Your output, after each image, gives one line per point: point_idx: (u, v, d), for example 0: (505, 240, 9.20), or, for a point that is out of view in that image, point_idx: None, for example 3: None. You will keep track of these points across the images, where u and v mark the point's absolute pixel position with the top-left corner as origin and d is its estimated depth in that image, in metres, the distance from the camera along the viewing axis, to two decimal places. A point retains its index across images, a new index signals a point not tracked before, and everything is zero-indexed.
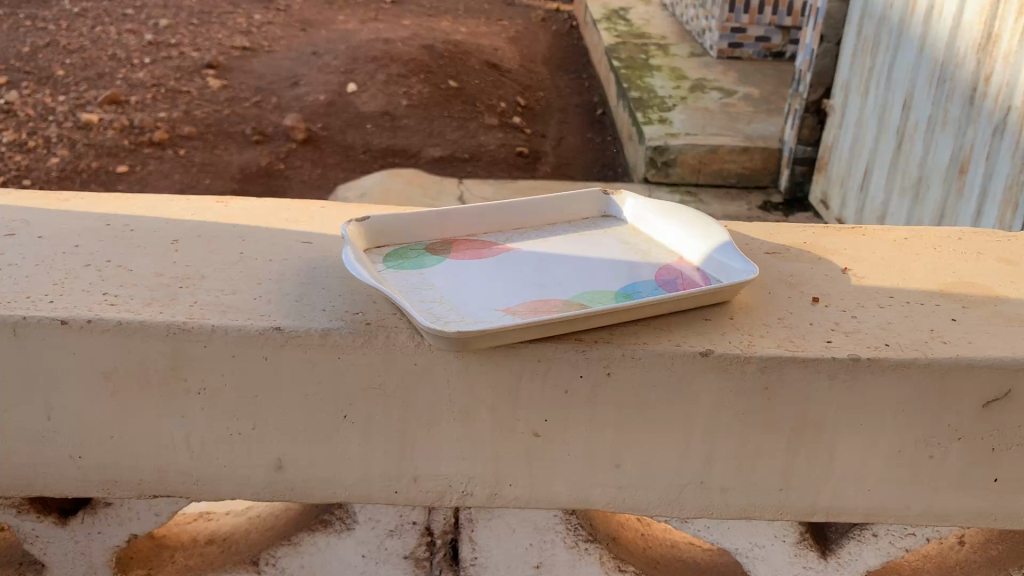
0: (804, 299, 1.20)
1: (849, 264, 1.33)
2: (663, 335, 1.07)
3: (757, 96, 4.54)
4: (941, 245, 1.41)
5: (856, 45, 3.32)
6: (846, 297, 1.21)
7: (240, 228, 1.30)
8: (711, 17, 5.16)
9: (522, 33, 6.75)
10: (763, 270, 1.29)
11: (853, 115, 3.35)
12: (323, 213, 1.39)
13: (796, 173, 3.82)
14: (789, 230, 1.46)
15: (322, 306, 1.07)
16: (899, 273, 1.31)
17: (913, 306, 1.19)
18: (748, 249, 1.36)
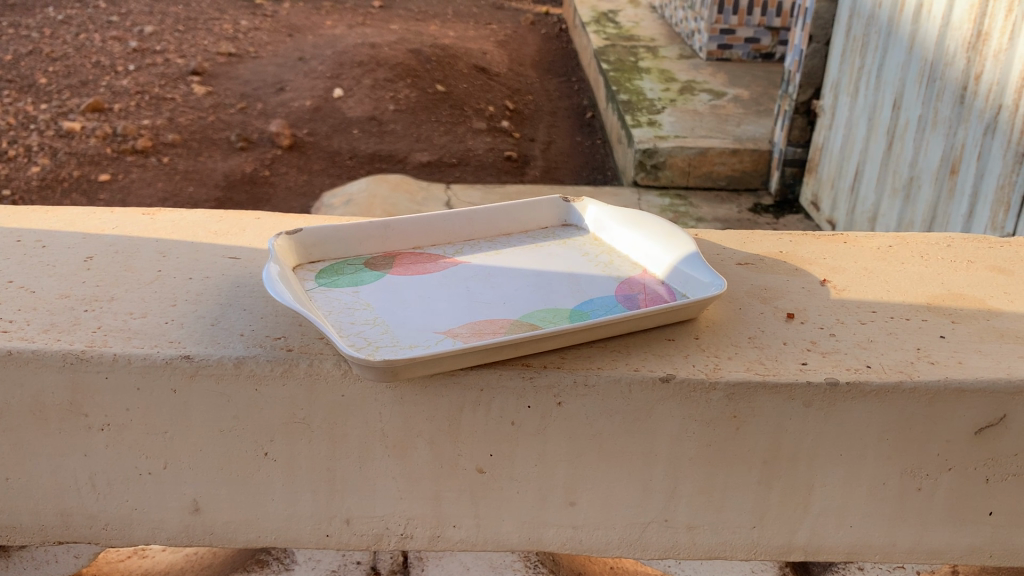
0: (779, 315, 1.24)
1: (828, 275, 1.35)
2: (623, 359, 1.11)
3: (747, 98, 4.50)
4: (928, 253, 1.43)
5: (845, 45, 3.28)
6: (824, 312, 1.25)
7: (161, 244, 1.40)
8: (699, 18, 5.12)
9: (510, 37, 6.69)
10: (736, 284, 1.32)
11: (843, 115, 3.30)
12: (256, 225, 1.48)
13: (786, 175, 3.76)
14: (763, 240, 1.48)
15: (240, 332, 1.14)
16: (884, 284, 1.33)
17: (898, 323, 1.22)
18: (720, 261, 1.39)
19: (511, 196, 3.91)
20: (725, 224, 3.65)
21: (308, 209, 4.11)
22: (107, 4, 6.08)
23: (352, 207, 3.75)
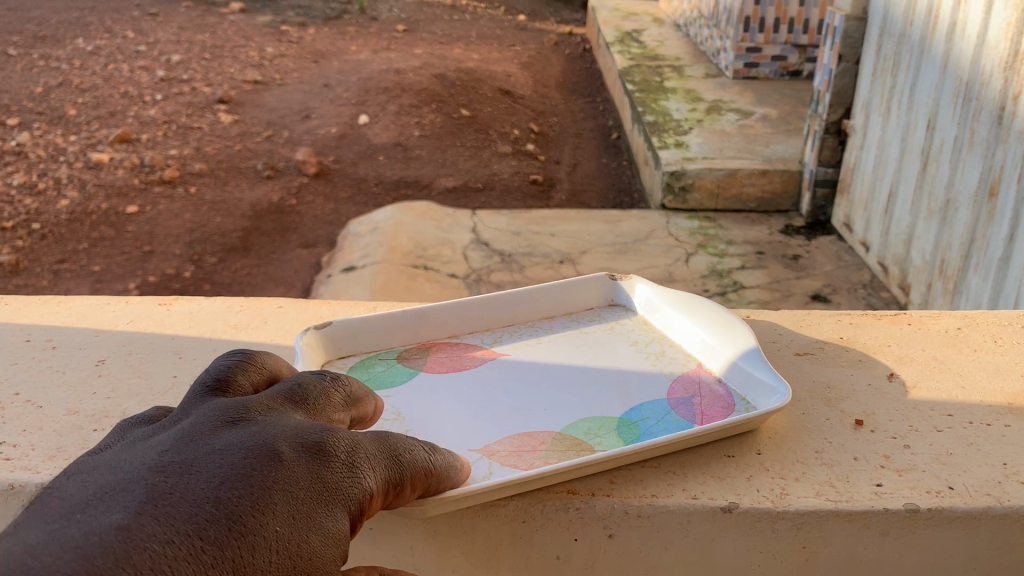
0: (846, 422, 1.19)
1: (896, 368, 1.31)
2: (681, 482, 1.07)
3: (776, 117, 4.43)
4: (1002, 336, 1.40)
5: (876, 64, 3.21)
6: (894, 418, 1.19)
7: (175, 342, 1.38)
8: (726, 37, 5.06)
9: (535, 58, 6.68)
10: (795, 383, 1.28)
11: (875, 136, 3.22)
12: (276, 315, 1.47)
13: (817, 196, 3.70)
14: (823, 324, 1.45)
15: None
16: (957, 376, 1.29)
17: (975, 433, 1.16)
18: (777, 350, 1.36)
19: (538, 221, 3.86)
20: (757, 248, 3.57)
21: (334, 238, 4.08)
22: (136, 35, 6.18)
23: (377, 234, 3.71)
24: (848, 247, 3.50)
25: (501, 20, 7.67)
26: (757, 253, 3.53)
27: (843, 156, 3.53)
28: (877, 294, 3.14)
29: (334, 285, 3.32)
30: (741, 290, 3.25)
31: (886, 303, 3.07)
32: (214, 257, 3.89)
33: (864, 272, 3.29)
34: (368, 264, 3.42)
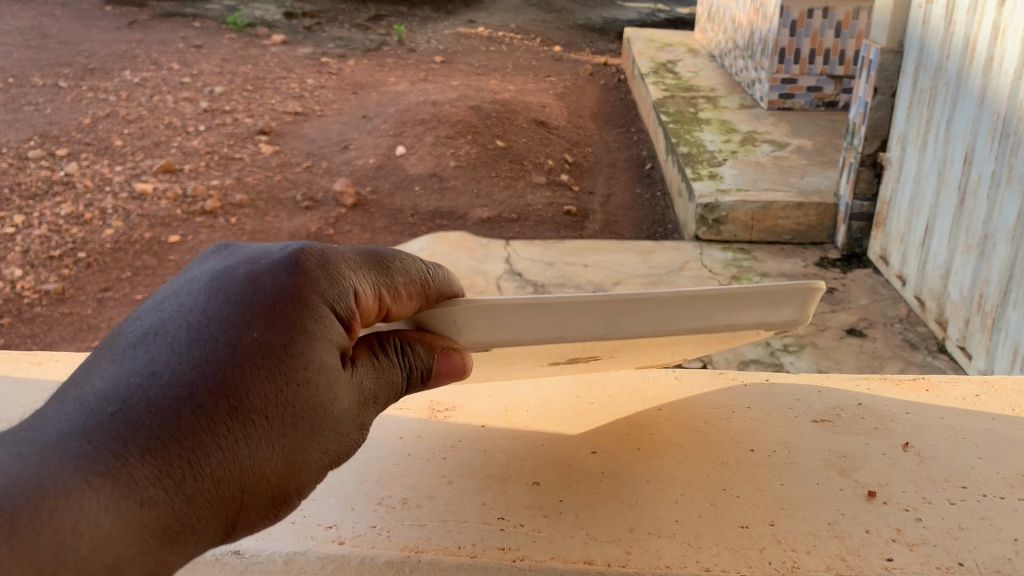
0: (856, 493, 1.10)
1: (910, 437, 1.22)
2: (695, 552, 0.98)
3: (811, 147, 4.44)
4: (1018, 404, 1.34)
5: (911, 97, 3.20)
6: (908, 489, 1.11)
7: None
8: (761, 67, 5.05)
9: (570, 88, 6.73)
10: (809, 451, 1.19)
11: (911, 169, 3.21)
12: None
13: (852, 229, 3.66)
14: (837, 390, 1.37)
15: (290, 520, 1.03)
16: (976, 448, 1.20)
17: (992, 509, 1.07)
18: (793, 418, 1.27)
19: (571, 252, 3.87)
20: None
21: None
22: (181, 67, 6.36)
23: None
24: (884, 280, 3.47)
25: (536, 51, 7.75)
26: None
27: (879, 189, 3.51)
28: (914, 328, 3.11)
29: None
30: None
31: (923, 339, 3.03)
32: None
33: (901, 307, 3.26)
34: None
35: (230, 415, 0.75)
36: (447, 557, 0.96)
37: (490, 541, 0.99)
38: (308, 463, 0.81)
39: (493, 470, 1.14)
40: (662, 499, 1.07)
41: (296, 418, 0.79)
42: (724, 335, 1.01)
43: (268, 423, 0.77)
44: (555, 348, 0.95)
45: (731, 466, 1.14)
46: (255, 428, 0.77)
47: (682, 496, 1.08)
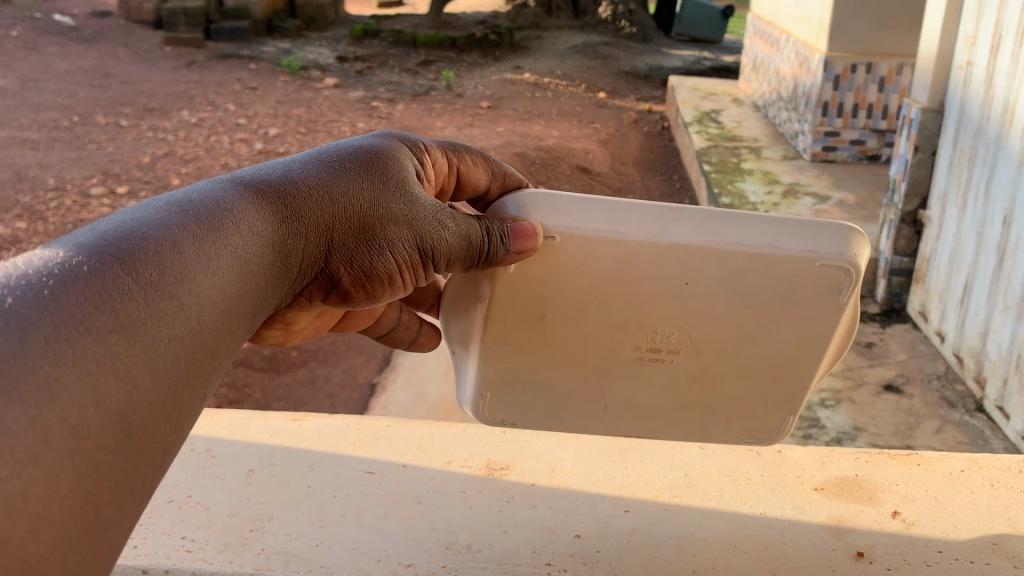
0: (847, 553, 1.21)
1: (900, 506, 1.31)
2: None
3: (853, 201, 4.09)
4: (1000, 480, 1.37)
5: (952, 156, 3.02)
6: (891, 550, 1.21)
7: (311, 453, 1.45)
8: (804, 119, 4.79)
9: (613, 135, 6.83)
10: (809, 515, 1.29)
11: (950, 229, 3.01)
12: (388, 432, 1.50)
13: (892, 285, 3.39)
14: (837, 460, 1.43)
15: (377, 555, 1.19)
16: (952, 516, 1.28)
17: (959, 566, 1.17)
18: (797, 483, 1.36)
19: None
20: None
21: None
22: (237, 108, 6.64)
23: None
24: (923, 336, 3.22)
25: (581, 98, 7.91)
26: None
27: (919, 246, 3.28)
28: (952, 386, 2.91)
29: (412, 356, 3.35)
30: None
31: (960, 398, 2.83)
32: None
33: (939, 363, 3.05)
34: None
35: (337, 173, 1.04)
36: None
37: None
38: (393, 236, 1.06)
39: (543, 520, 1.27)
40: (682, 549, 1.21)
41: (386, 190, 1.06)
42: (778, 278, 1.13)
43: (366, 186, 1.05)
44: (611, 261, 1.13)
45: (744, 523, 1.26)
46: (357, 186, 1.04)
47: (699, 547, 1.21)
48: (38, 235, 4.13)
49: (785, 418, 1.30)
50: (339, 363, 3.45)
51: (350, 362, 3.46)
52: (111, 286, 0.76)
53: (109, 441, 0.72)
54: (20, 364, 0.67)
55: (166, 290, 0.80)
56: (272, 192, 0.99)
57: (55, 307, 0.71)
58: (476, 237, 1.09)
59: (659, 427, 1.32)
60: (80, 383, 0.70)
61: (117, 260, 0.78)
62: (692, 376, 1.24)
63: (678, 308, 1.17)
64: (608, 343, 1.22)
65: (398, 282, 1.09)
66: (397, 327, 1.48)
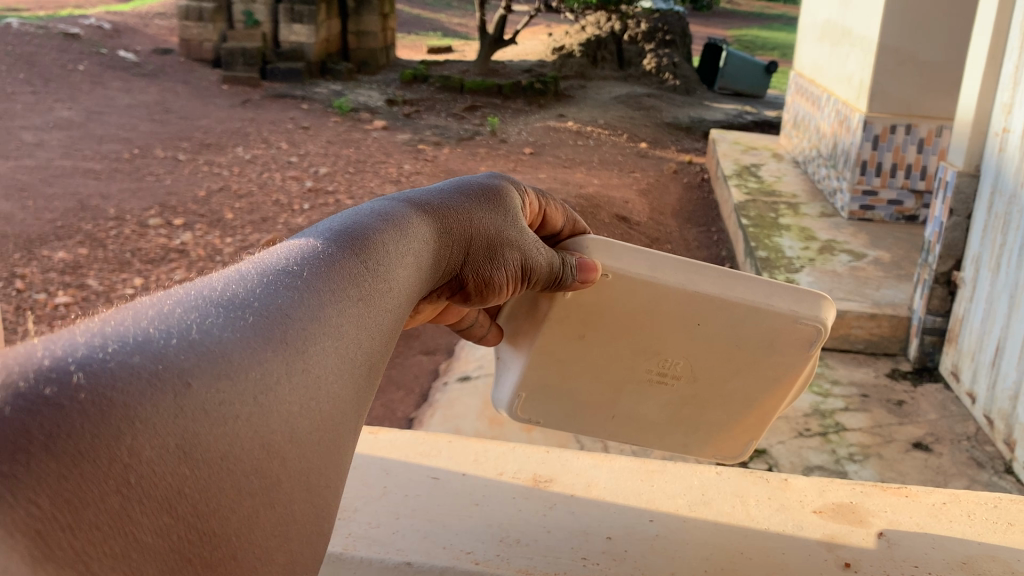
0: (835, 564, 1.26)
1: (886, 527, 1.36)
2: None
3: (888, 260, 4.13)
4: (975, 512, 1.41)
5: (986, 221, 3.06)
6: (875, 562, 1.26)
7: (386, 459, 1.52)
8: (843, 178, 4.84)
9: (653, 185, 6.96)
10: (806, 530, 1.34)
11: (983, 292, 3.03)
12: (450, 447, 1.58)
13: (924, 343, 3.41)
14: (836, 489, 1.48)
15: (443, 544, 1.25)
16: (930, 539, 1.33)
17: None
18: (796, 506, 1.41)
19: None
20: (862, 390, 3.30)
21: (453, 347, 4.07)
22: (290, 147, 6.89)
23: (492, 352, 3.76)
24: (955, 397, 3.21)
25: (623, 147, 8.07)
26: (861, 394, 3.27)
27: (952, 307, 3.30)
28: (982, 448, 2.87)
29: (450, 394, 3.42)
30: (843, 432, 2.99)
31: (989, 459, 2.80)
32: None
33: (970, 424, 3.02)
34: (484, 375, 3.53)
35: (471, 199, 1.16)
36: None
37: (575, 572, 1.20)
38: (508, 257, 1.18)
39: (581, 524, 1.33)
40: (696, 553, 1.26)
41: (505, 218, 1.18)
42: (766, 331, 1.36)
43: (492, 212, 1.17)
44: (641, 300, 1.34)
45: (749, 534, 1.32)
46: (486, 212, 1.16)
47: (709, 552, 1.27)
48: (96, 261, 4.31)
49: (748, 441, 1.53)
50: (379, 397, 3.60)
51: (390, 396, 3.60)
52: (359, 260, 0.87)
53: (372, 383, 0.83)
54: (330, 315, 0.79)
55: (393, 269, 0.92)
56: (432, 207, 1.10)
57: (334, 275, 0.83)
58: (558, 264, 1.26)
59: (649, 438, 1.53)
60: (359, 334, 0.82)
61: (354, 245, 0.89)
62: (685, 400, 1.46)
63: (689, 343, 1.38)
64: (627, 365, 1.43)
65: (501, 296, 1.21)
66: (474, 324, 1.46)
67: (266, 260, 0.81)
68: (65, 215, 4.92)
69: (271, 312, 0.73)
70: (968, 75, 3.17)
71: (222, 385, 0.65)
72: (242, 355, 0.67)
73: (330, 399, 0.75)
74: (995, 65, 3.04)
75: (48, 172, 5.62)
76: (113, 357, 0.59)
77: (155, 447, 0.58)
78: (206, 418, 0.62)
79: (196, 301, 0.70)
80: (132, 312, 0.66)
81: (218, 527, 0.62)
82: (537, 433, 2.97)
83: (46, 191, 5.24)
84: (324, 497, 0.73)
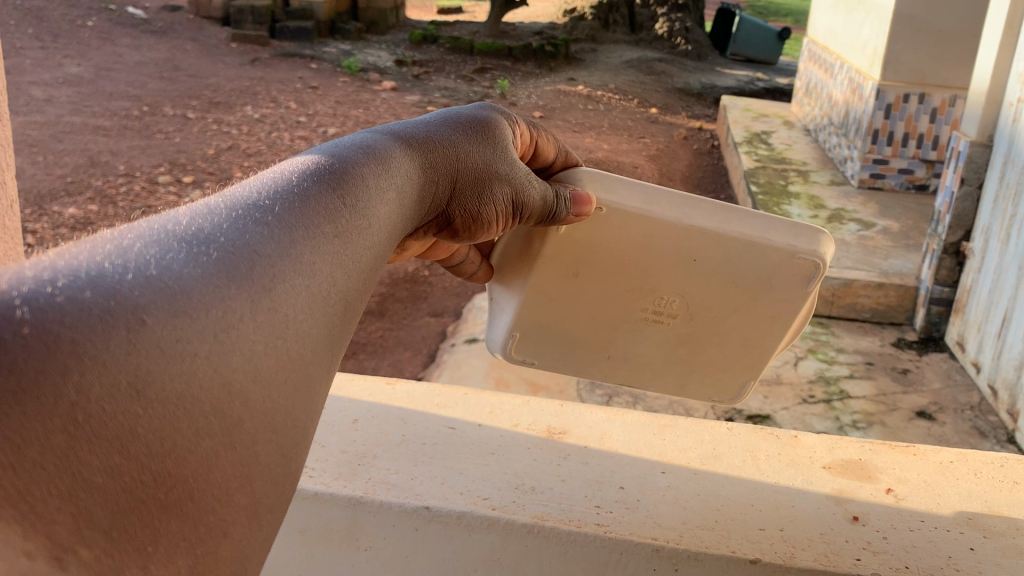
0: (844, 517, 1.27)
1: (893, 485, 1.38)
2: (722, 541, 1.19)
3: (898, 230, 4.12)
4: (983, 471, 1.42)
5: (998, 191, 3.05)
6: (883, 516, 1.28)
7: (403, 410, 1.54)
8: (854, 146, 4.81)
9: (662, 151, 6.91)
10: (816, 484, 1.37)
11: (992, 262, 3.03)
12: (465, 399, 1.61)
13: (931, 313, 3.41)
14: (846, 447, 1.50)
15: (460, 490, 1.27)
16: (938, 496, 1.35)
17: (936, 532, 1.24)
18: (806, 462, 1.44)
19: None
20: (867, 358, 3.31)
21: (460, 309, 4.08)
22: (299, 107, 6.85)
23: None
24: (959, 366, 3.22)
25: (633, 112, 7.99)
26: (867, 362, 3.28)
27: (961, 277, 3.29)
28: (985, 417, 2.89)
29: (456, 355, 3.44)
30: (847, 400, 3.01)
31: (992, 428, 2.82)
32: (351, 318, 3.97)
33: (974, 394, 3.03)
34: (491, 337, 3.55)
35: (457, 131, 1.04)
36: (564, 527, 1.19)
37: (588, 519, 1.22)
38: (499, 190, 1.07)
39: (592, 476, 1.35)
40: (706, 504, 1.28)
41: (495, 150, 1.07)
42: (765, 266, 1.27)
43: (479, 146, 1.05)
44: (639, 237, 1.25)
45: (760, 489, 1.34)
46: (473, 145, 1.04)
47: (719, 504, 1.28)
48: (105, 217, 4.33)
49: (745, 382, 1.45)
50: (386, 356, 3.64)
51: (396, 357, 3.63)
52: (337, 195, 0.75)
53: (347, 326, 0.72)
54: (302, 251, 0.67)
55: (376, 205, 0.80)
56: (417, 141, 0.97)
57: (310, 208, 0.71)
58: (551, 197, 1.15)
59: (647, 378, 1.45)
60: (335, 272, 0.70)
61: (332, 177, 0.76)
62: (682, 340, 1.38)
63: (688, 281, 1.29)
64: (620, 305, 1.34)
65: (493, 231, 1.10)
66: (466, 261, 1.37)
67: (237, 193, 0.70)
68: (75, 170, 4.93)
69: (238, 247, 0.63)
70: (986, 43, 3.13)
71: (182, 322, 0.55)
72: (204, 291, 0.57)
73: (300, 340, 0.64)
74: (1013, 33, 3.00)
75: (58, 128, 5.62)
76: (62, 293, 0.50)
77: (105, 384, 0.50)
78: (161, 356, 0.53)
79: (157, 235, 0.60)
80: (87, 246, 0.56)
81: (174, 468, 0.54)
82: (542, 395, 3.00)
83: (56, 147, 5.25)
84: (292, 439, 0.63)
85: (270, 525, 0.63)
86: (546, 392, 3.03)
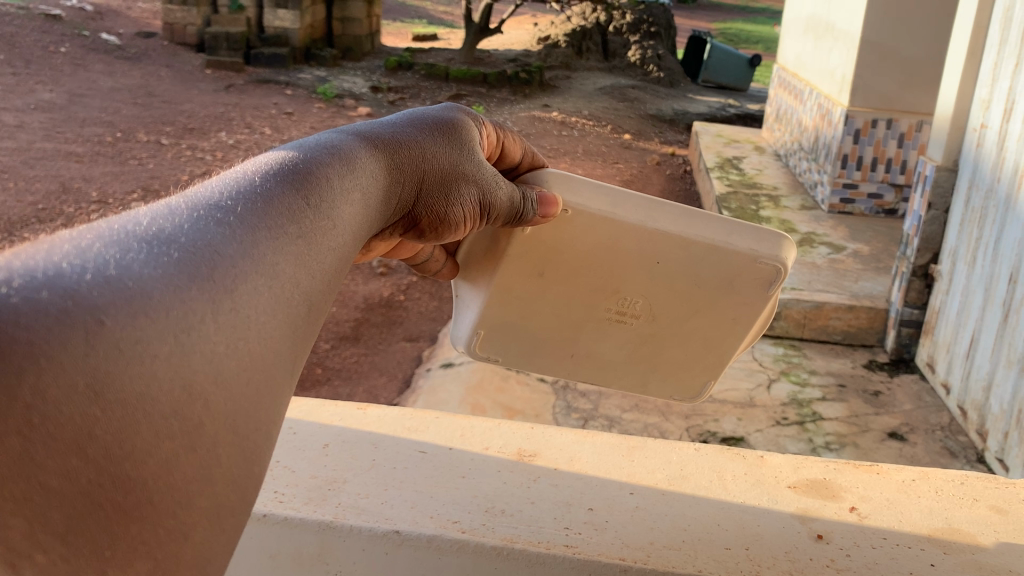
0: (809, 535, 1.29)
1: (857, 503, 1.40)
2: (689, 561, 1.20)
3: (868, 253, 4.18)
4: (942, 489, 1.45)
5: (964, 214, 3.10)
6: (847, 535, 1.29)
7: (374, 434, 1.54)
8: (823, 171, 4.89)
9: (636, 176, 6.98)
10: (782, 504, 1.38)
11: (959, 283, 3.08)
12: (436, 423, 1.61)
13: (901, 335, 3.46)
14: (810, 467, 1.52)
15: (431, 513, 1.27)
16: (900, 514, 1.37)
17: (900, 549, 1.26)
18: (772, 482, 1.45)
19: None
20: (839, 380, 3.35)
21: (436, 334, 4.08)
22: (273, 133, 6.87)
23: None
24: (929, 387, 3.26)
25: (607, 138, 8.07)
26: (839, 384, 3.31)
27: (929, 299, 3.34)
28: (955, 437, 2.93)
29: (432, 380, 3.43)
30: (820, 421, 3.04)
31: (962, 448, 2.86)
32: (327, 343, 3.96)
33: (944, 414, 3.08)
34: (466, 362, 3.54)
35: (423, 132, 1.04)
36: (533, 548, 1.20)
37: (558, 540, 1.23)
38: (465, 192, 1.09)
39: (561, 498, 1.35)
40: (673, 524, 1.29)
41: (461, 151, 1.08)
42: (725, 268, 1.29)
43: (446, 147, 1.06)
44: (604, 239, 1.26)
45: (725, 508, 1.35)
46: (439, 146, 1.05)
47: (686, 524, 1.29)
48: None
49: (706, 381, 1.47)
50: (362, 382, 3.63)
51: (372, 382, 3.62)
52: (301, 196, 0.76)
53: (311, 328, 0.72)
54: (265, 251, 0.68)
55: (339, 205, 0.80)
56: (383, 142, 0.97)
57: (271, 210, 0.72)
58: (519, 198, 1.17)
59: (609, 378, 1.47)
60: (298, 273, 0.71)
61: (296, 178, 0.77)
62: (644, 339, 1.39)
63: (649, 283, 1.31)
64: (584, 305, 1.35)
65: (461, 232, 1.11)
66: (430, 259, 1.38)
67: (198, 193, 0.70)
68: (46, 197, 4.89)
69: (199, 248, 0.63)
70: (949, 71, 3.20)
71: (142, 324, 0.55)
72: (165, 294, 0.58)
73: (261, 342, 0.64)
74: (975, 61, 3.07)
75: (30, 154, 5.58)
76: (18, 294, 0.50)
77: (63, 386, 0.50)
78: (121, 358, 0.53)
79: (117, 236, 0.60)
80: (44, 246, 0.56)
81: (133, 471, 0.54)
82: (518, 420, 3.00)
83: (28, 173, 5.22)
84: (253, 441, 0.63)
85: (231, 529, 0.62)
86: (522, 416, 3.03)
